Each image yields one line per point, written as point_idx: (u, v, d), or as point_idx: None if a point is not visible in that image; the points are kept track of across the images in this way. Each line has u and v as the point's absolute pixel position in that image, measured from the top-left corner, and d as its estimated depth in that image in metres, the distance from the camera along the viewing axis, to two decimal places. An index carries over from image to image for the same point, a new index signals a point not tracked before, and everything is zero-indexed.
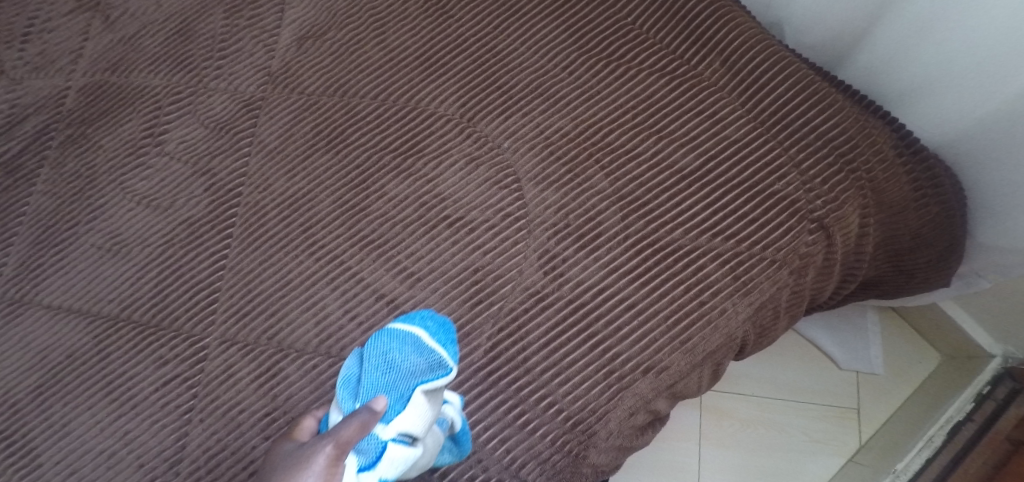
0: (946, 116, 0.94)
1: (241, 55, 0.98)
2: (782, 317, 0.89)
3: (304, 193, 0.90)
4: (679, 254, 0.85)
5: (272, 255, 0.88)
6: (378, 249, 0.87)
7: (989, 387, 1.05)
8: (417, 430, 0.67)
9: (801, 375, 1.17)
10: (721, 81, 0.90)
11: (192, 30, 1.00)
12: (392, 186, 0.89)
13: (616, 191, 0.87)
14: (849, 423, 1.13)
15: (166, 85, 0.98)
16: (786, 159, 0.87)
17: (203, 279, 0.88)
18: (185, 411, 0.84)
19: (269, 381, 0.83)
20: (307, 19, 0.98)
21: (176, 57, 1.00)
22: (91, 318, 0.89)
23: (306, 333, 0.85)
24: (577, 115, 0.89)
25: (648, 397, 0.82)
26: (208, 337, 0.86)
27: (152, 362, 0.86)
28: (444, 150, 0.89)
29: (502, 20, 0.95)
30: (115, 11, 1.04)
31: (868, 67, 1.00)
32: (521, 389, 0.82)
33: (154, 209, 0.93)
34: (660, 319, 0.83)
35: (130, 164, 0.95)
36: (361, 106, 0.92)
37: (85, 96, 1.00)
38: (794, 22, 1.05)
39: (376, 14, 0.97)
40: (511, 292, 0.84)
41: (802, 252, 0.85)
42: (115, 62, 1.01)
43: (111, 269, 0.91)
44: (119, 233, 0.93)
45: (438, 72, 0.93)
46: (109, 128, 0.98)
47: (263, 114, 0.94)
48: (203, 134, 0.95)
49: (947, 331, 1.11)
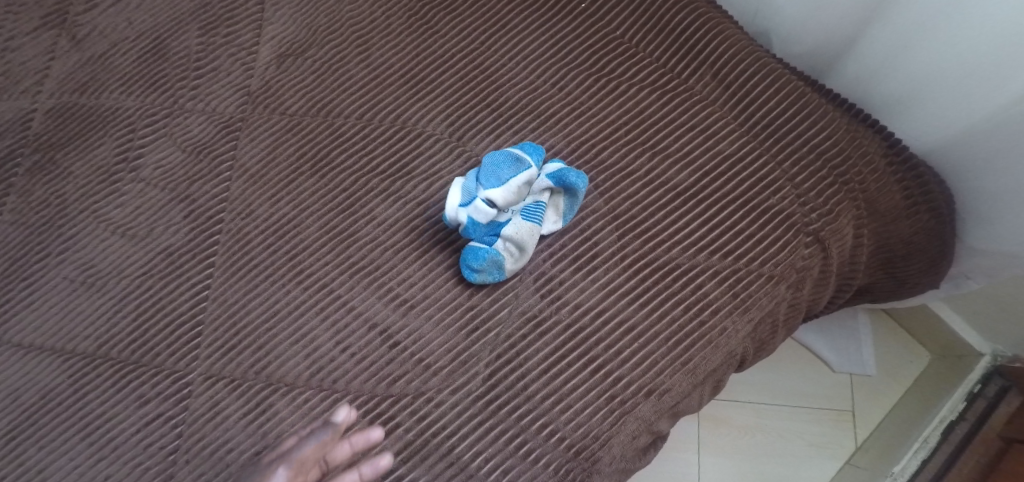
0: (941, 122, 0.86)
1: (218, 74, 0.93)
2: (780, 331, 0.86)
3: (290, 220, 0.86)
4: (677, 273, 0.81)
5: (258, 284, 0.84)
6: (369, 276, 0.83)
7: (980, 386, 1.02)
8: (496, 198, 0.80)
9: (793, 379, 1.14)
10: (713, 95, 0.87)
11: (165, 48, 0.96)
12: (382, 209, 0.85)
13: (610, 210, 0.84)
14: (844, 425, 1.10)
15: (139, 107, 0.94)
16: (780, 174, 0.84)
17: (185, 312, 0.84)
18: (169, 452, 0.79)
19: (258, 418, 0.79)
20: (287, 36, 0.94)
21: (149, 77, 0.95)
22: (66, 356, 0.85)
23: (296, 365, 0.81)
24: (569, 133, 0.86)
25: (651, 420, 0.79)
26: (193, 373, 0.82)
27: (133, 401, 0.82)
28: (434, 172, 0.86)
29: (489, 35, 0.92)
30: (83, 29, 1.00)
31: (856, 76, 0.92)
32: (521, 417, 0.78)
33: (131, 239, 0.88)
34: (661, 340, 0.80)
35: (103, 191, 0.91)
36: (345, 127, 0.89)
37: (52, 118, 0.95)
38: (778, 30, 0.97)
39: (359, 31, 0.93)
40: (507, 318, 0.81)
41: (799, 267, 0.82)
42: (84, 82, 0.97)
43: (86, 303, 0.86)
44: (94, 264, 0.88)
45: (424, 91, 0.89)
46: (80, 152, 0.93)
47: (242, 136, 0.90)
48: (180, 159, 0.90)
49: (936, 330, 1.08)
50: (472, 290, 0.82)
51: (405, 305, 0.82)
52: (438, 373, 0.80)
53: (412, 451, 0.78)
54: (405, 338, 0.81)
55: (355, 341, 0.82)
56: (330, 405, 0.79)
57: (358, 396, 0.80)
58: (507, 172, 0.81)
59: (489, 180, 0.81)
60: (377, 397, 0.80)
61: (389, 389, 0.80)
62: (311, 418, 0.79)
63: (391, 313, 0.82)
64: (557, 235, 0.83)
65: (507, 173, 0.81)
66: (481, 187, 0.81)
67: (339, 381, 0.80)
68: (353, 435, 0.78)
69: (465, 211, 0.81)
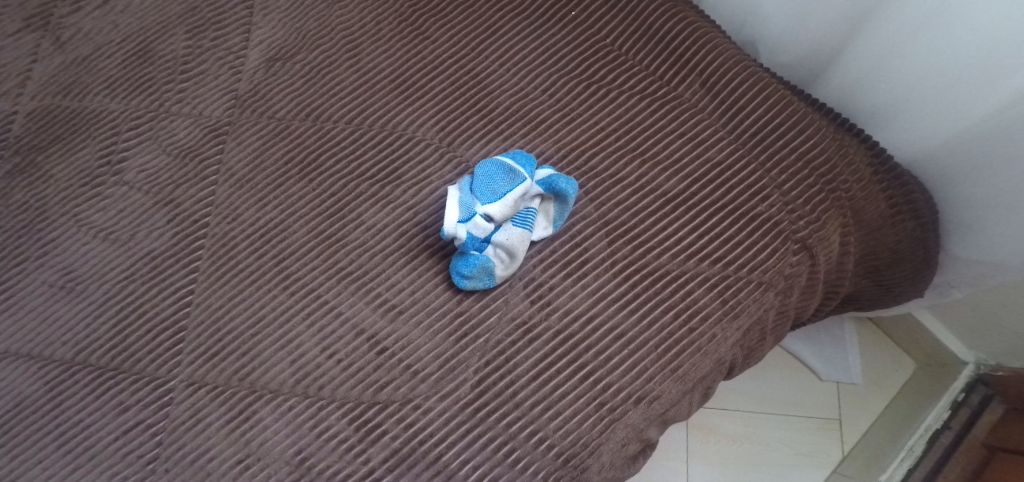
0: (924, 132, 0.87)
1: (205, 78, 0.92)
2: (769, 339, 0.86)
3: (277, 224, 0.85)
4: (667, 280, 0.81)
5: (243, 289, 0.83)
6: (357, 281, 0.82)
7: (964, 395, 1.02)
8: (495, 213, 0.79)
9: (782, 386, 1.14)
10: (702, 103, 0.87)
11: (151, 51, 0.95)
12: (370, 214, 0.84)
13: (601, 216, 0.84)
14: (832, 434, 1.10)
15: (123, 110, 0.92)
16: (768, 181, 0.84)
17: (167, 317, 0.83)
18: (149, 461, 0.78)
19: (241, 426, 0.78)
20: (276, 40, 0.94)
21: (135, 80, 0.94)
22: (42, 363, 0.83)
23: (282, 372, 0.80)
24: (560, 139, 0.86)
25: (640, 427, 0.79)
26: (174, 379, 0.80)
27: (112, 409, 0.80)
28: (423, 177, 0.85)
29: (479, 42, 0.92)
30: (67, 32, 0.99)
31: (841, 85, 0.93)
32: (510, 425, 0.77)
33: (112, 242, 0.86)
34: (651, 347, 0.80)
35: (85, 194, 0.89)
36: (334, 132, 0.88)
37: (34, 121, 0.94)
38: (765, 41, 0.98)
39: (349, 36, 0.93)
40: (497, 324, 0.81)
41: (787, 274, 0.82)
42: (67, 85, 0.95)
43: (64, 308, 0.85)
44: (73, 268, 0.86)
45: (415, 96, 0.89)
46: (62, 156, 0.91)
47: (229, 140, 0.89)
48: (165, 162, 0.89)
49: (921, 339, 1.09)
50: (461, 296, 0.82)
51: (393, 310, 0.81)
52: (426, 380, 0.79)
53: (399, 459, 0.77)
54: (393, 344, 0.80)
55: (342, 347, 0.80)
56: (316, 412, 0.78)
57: (344, 403, 0.79)
58: (503, 185, 0.80)
59: (485, 195, 0.80)
60: (364, 404, 0.78)
61: (376, 396, 0.79)
62: (297, 426, 0.78)
63: (379, 319, 0.81)
64: (547, 241, 0.83)
65: (502, 186, 0.80)
66: (477, 201, 0.80)
67: (325, 387, 0.79)
68: (339, 443, 0.77)
69: (464, 227, 0.80)
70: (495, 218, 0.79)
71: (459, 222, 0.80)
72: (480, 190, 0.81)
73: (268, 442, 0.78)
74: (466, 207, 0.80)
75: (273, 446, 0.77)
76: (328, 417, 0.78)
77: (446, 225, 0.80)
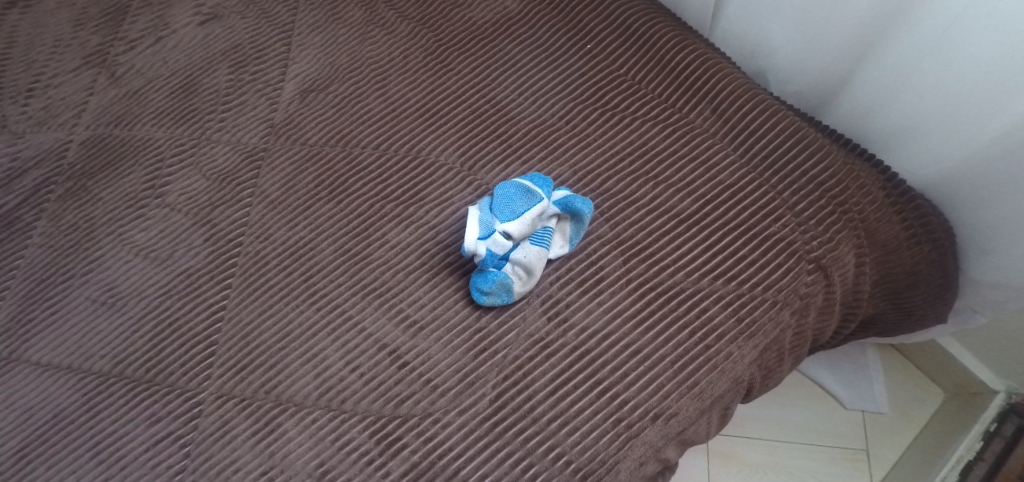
0: (933, 156, 0.89)
1: (244, 108, 0.99)
2: (787, 359, 0.86)
3: (305, 242, 0.90)
4: (682, 297, 0.83)
5: (272, 305, 0.87)
6: (381, 297, 0.85)
7: (997, 425, 1.03)
8: (512, 231, 0.81)
9: (805, 415, 1.15)
10: (713, 128, 0.90)
11: (197, 84, 1.03)
12: (394, 234, 0.88)
13: (616, 236, 0.86)
14: (859, 465, 1.10)
15: (168, 138, 0.99)
16: (780, 202, 0.86)
17: (200, 331, 0.86)
18: (176, 472, 0.80)
19: (265, 438, 0.80)
20: (310, 73, 1.01)
21: (180, 110, 1.01)
22: (82, 375, 0.87)
23: (306, 385, 0.82)
24: (575, 163, 0.90)
25: (658, 445, 0.78)
26: (203, 392, 0.83)
27: (144, 420, 0.83)
28: (445, 199, 0.89)
29: (500, 73, 0.97)
30: (120, 68, 1.07)
31: (851, 114, 0.95)
32: (528, 440, 0.78)
33: (153, 260, 0.92)
34: (667, 364, 0.80)
35: (130, 215, 0.95)
36: (363, 157, 0.93)
37: (87, 148, 1.01)
38: (774, 71, 1.01)
39: (378, 69, 1.00)
40: (515, 340, 0.82)
41: (802, 293, 0.83)
42: (119, 116, 1.03)
43: (105, 323, 0.89)
44: (115, 286, 0.91)
45: (438, 123, 0.94)
46: (110, 181, 0.98)
47: (264, 165, 0.95)
48: (205, 185, 0.95)
49: (946, 365, 1.09)
50: (479, 312, 0.83)
51: (414, 326, 0.84)
52: (445, 394, 0.80)
53: (417, 473, 0.77)
54: (414, 358, 0.82)
55: (364, 362, 0.83)
56: (338, 425, 0.80)
57: (365, 416, 0.80)
58: (520, 205, 0.83)
59: (504, 213, 0.83)
60: (384, 418, 0.80)
61: (397, 409, 0.80)
62: (319, 439, 0.79)
63: (400, 335, 0.83)
64: (564, 259, 0.85)
65: (520, 205, 0.83)
66: (496, 218, 0.83)
67: (347, 401, 0.81)
68: (359, 456, 0.78)
69: (484, 244, 0.82)
70: (514, 235, 0.81)
71: (479, 239, 0.83)
72: (500, 210, 0.84)
73: (291, 454, 0.79)
74: (485, 225, 0.83)
75: (296, 459, 0.79)
76: (349, 431, 0.79)
77: (468, 242, 0.83)
